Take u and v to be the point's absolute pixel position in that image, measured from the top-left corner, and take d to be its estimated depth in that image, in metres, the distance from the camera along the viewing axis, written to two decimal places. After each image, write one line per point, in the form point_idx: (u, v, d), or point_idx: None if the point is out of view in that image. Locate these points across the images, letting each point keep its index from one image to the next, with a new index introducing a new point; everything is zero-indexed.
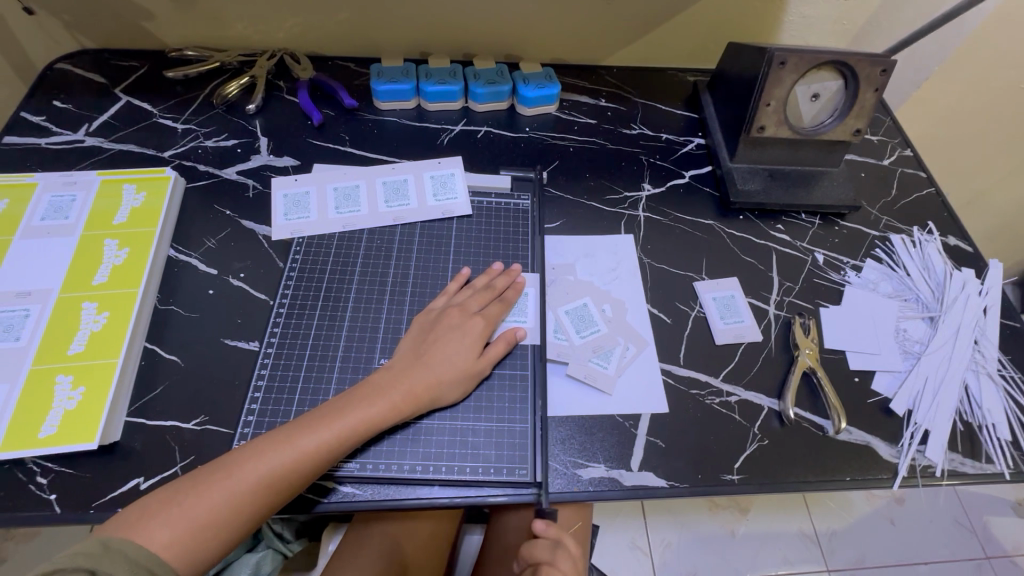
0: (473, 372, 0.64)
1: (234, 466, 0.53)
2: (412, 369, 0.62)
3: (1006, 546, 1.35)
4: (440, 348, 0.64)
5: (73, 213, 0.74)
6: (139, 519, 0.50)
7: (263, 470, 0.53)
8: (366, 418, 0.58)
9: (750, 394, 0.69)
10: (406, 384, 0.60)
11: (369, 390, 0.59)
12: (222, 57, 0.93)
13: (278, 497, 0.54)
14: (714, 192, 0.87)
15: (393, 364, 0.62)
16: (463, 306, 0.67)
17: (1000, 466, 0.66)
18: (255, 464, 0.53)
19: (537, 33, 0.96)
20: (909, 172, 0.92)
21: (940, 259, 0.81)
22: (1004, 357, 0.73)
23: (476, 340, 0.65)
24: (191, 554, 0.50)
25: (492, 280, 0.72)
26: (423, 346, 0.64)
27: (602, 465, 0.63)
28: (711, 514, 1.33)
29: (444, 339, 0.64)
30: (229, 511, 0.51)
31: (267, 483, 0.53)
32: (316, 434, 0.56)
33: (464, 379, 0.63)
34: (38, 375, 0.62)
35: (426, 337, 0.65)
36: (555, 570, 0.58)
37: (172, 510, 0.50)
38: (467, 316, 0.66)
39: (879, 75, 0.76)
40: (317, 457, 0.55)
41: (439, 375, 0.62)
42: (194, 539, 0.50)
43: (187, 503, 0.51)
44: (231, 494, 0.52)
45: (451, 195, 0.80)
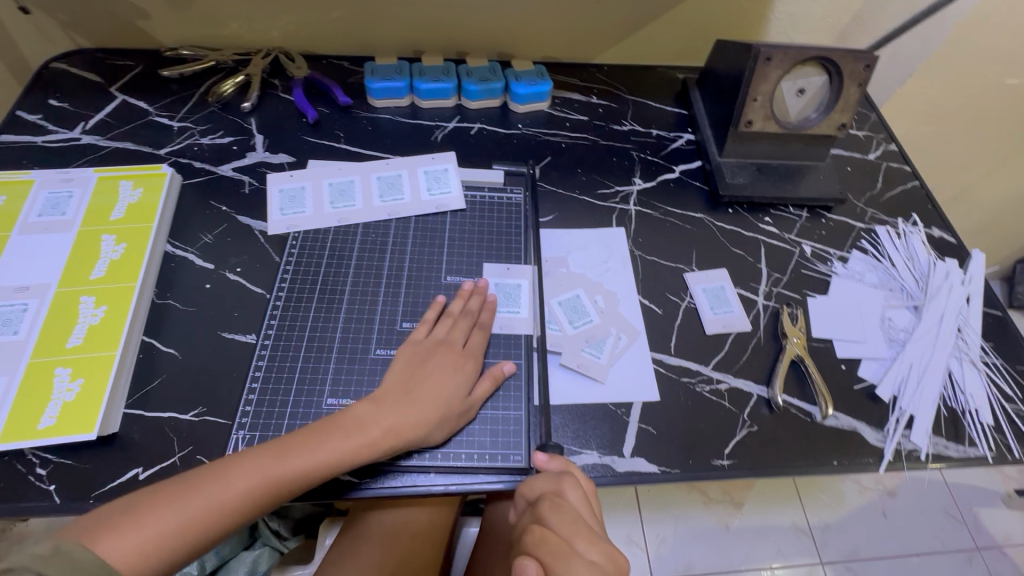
0: (459, 414, 0.62)
1: (200, 484, 0.51)
2: (397, 406, 0.59)
3: (996, 536, 1.37)
4: (430, 383, 0.61)
5: (70, 209, 0.75)
6: (94, 529, 0.47)
7: (229, 493, 0.51)
8: (341, 454, 0.55)
9: (739, 381, 0.70)
10: (389, 420, 0.58)
11: (350, 424, 0.57)
12: (217, 56, 0.94)
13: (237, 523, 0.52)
14: (704, 186, 0.88)
15: (378, 397, 0.60)
16: (451, 341, 0.65)
17: (983, 449, 0.67)
18: (222, 486, 0.52)
19: (529, 31, 0.97)
20: (894, 166, 0.94)
21: (924, 250, 0.83)
22: (986, 345, 0.75)
23: (466, 382, 0.63)
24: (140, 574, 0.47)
25: (466, 303, 0.70)
26: (411, 378, 0.62)
27: (594, 452, 0.64)
28: (706, 508, 1.35)
29: (435, 375, 0.62)
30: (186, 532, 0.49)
31: (230, 506, 0.51)
32: (286, 463, 0.54)
33: (449, 420, 0.61)
34: (37, 368, 0.62)
35: (414, 371, 0.62)
36: (560, 498, 0.52)
37: (130, 524, 0.48)
38: (457, 354, 0.65)
39: (862, 70, 0.78)
40: (284, 486, 0.53)
41: (427, 412, 0.60)
42: (145, 558, 0.47)
43: (144, 518, 0.48)
44: (192, 514, 0.50)
45: (444, 189, 0.82)
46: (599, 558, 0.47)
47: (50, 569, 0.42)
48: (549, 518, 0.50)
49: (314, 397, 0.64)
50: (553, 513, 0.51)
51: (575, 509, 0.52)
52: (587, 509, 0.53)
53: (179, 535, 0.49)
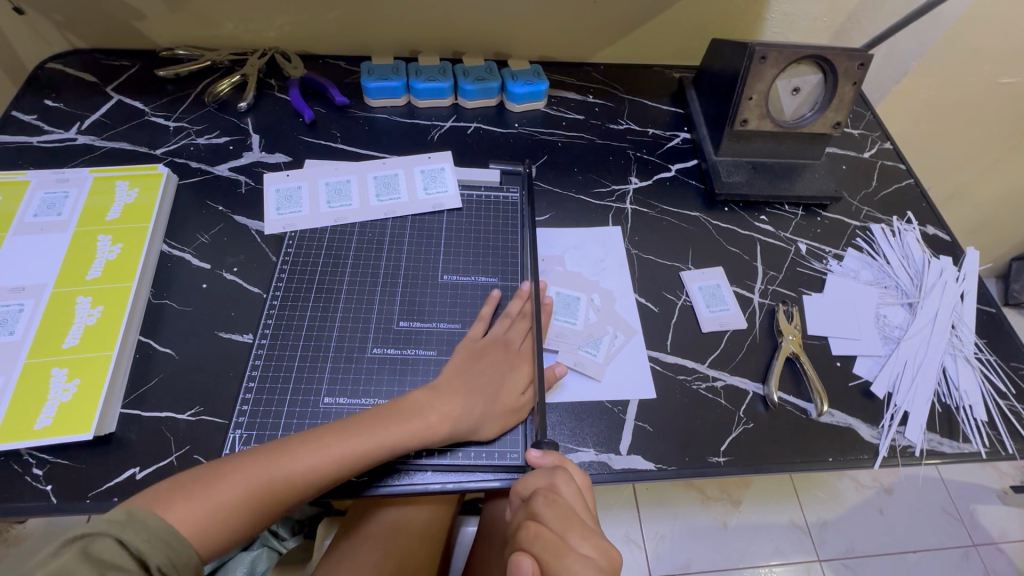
0: (511, 411, 0.64)
1: (266, 458, 0.54)
2: (453, 396, 0.61)
3: (992, 532, 1.38)
4: (485, 377, 0.64)
5: (66, 210, 0.75)
6: (165, 494, 0.51)
7: (291, 469, 0.54)
8: (398, 437, 0.57)
9: (735, 379, 0.70)
10: (447, 408, 0.60)
11: (410, 409, 0.59)
12: (213, 56, 0.94)
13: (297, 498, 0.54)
14: (701, 185, 0.88)
15: (437, 386, 0.62)
16: (508, 342, 0.68)
17: (977, 445, 0.68)
18: (286, 461, 0.54)
19: (525, 31, 0.97)
20: (889, 164, 0.94)
21: (919, 247, 0.83)
22: (980, 341, 0.76)
23: (522, 381, 0.66)
24: (205, 537, 0.50)
25: (524, 304, 0.71)
26: (468, 370, 0.64)
27: (591, 450, 0.64)
28: (704, 507, 1.35)
29: (490, 370, 0.65)
30: (247, 502, 0.52)
31: (290, 481, 0.54)
32: (345, 443, 0.56)
33: (501, 414, 0.63)
34: (33, 369, 0.62)
35: (471, 364, 0.65)
36: (554, 493, 0.52)
37: (198, 491, 0.51)
38: (512, 354, 0.67)
39: (856, 69, 0.78)
40: (341, 467, 0.55)
41: (483, 404, 0.62)
42: (209, 522, 0.51)
43: (212, 487, 0.52)
44: (255, 485, 0.53)
45: (440, 188, 0.82)
46: (593, 551, 0.48)
47: (125, 536, 0.47)
48: (543, 514, 0.50)
49: (311, 397, 0.64)
50: (547, 508, 0.51)
51: (570, 503, 0.52)
52: (581, 503, 0.53)
53: (240, 504, 0.52)
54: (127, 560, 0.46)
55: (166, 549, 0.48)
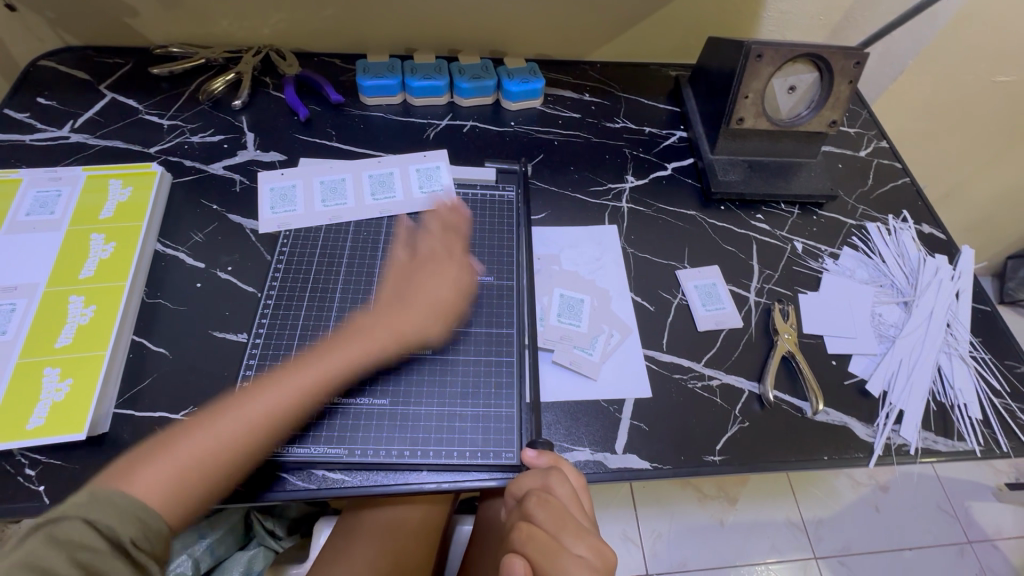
0: (451, 314, 0.69)
1: (226, 408, 0.55)
2: (391, 311, 0.67)
3: (987, 529, 1.38)
4: (420, 285, 0.69)
5: (58, 208, 0.74)
6: (128, 467, 0.48)
7: (253, 409, 0.56)
8: (349, 357, 0.62)
9: (730, 377, 0.70)
10: (389, 322, 0.66)
11: (353, 331, 0.65)
12: (207, 54, 0.94)
13: (268, 439, 0.56)
14: (697, 183, 0.88)
15: (376, 309, 0.67)
16: (438, 250, 0.72)
17: (971, 443, 0.68)
18: (245, 404, 0.56)
19: (521, 29, 0.97)
20: (885, 163, 0.95)
21: (914, 246, 0.83)
22: (975, 340, 0.76)
23: (457, 281, 0.70)
24: (182, 499, 0.48)
25: (448, 216, 0.77)
26: (403, 284, 0.69)
27: (586, 449, 0.64)
28: (700, 505, 1.35)
29: (424, 277, 0.70)
30: (218, 452, 0.52)
31: (258, 421, 0.55)
32: (298, 377, 0.59)
33: (441, 317, 0.68)
34: (25, 368, 0.62)
35: (405, 278, 0.70)
36: (548, 493, 0.52)
37: (162, 453, 0.50)
38: (445, 259, 0.72)
39: (852, 67, 0.78)
40: (302, 400, 0.58)
41: (423, 314, 0.67)
42: (182, 480, 0.49)
43: (177, 447, 0.51)
44: (224, 436, 0.53)
45: (435, 186, 0.81)
46: (586, 551, 0.48)
47: (95, 514, 0.42)
48: (537, 515, 0.50)
49: None
50: (541, 509, 0.51)
51: (564, 503, 0.52)
52: (575, 503, 0.53)
53: (213, 454, 0.52)
54: (99, 542, 0.41)
55: (140, 526, 0.43)
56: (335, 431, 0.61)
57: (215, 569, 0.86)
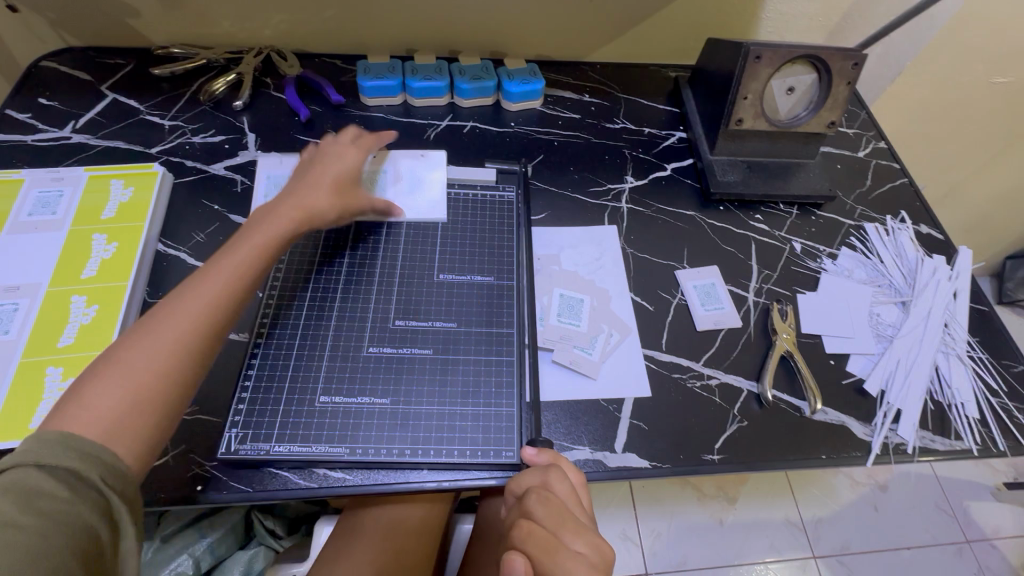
0: (359, 196, 0.73)
1: (152, 319, 0.52)
2: (294, 192, 0.66)
3: (985, 529, 1.39)
4: (327, 168, 0.71)
5: (60, 208, 0.74)
6: (67, 405, 0.46)
7: (189, 308, 0.53)
8: (270, 234, 0.62)
9: (730, 377, 0.71)
10: (295, 202, 0.65)
11: (259, 218, 0.63)
12: (208, 54, 0.94)
13: (218, 329, 0.54)
14: (696, 184, 0.89)
15: (276, 199, 0.66)
16: (338, 142, 0.75)
17: (968, 442, 0.68)
18: (175, 307, 0.53)
19: (521, 30, 0.98)
20: (883, 163, 0.95)
21: (912, 246, 0.83)
22: (973, 339, 0.76)
23: (360, 160, 0.73)
24: (142, 418, 0.47)
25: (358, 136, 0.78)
26: (304, 174, 0.70)
27: (586, 448, 0.64)
28: (699, 504, 1.36)
29: (327, 162, 0.71)
30: (171, 356, 0.50)
31: (201, 315, 0.53)
32: (217, 263, 0.57)
33: (351, 198, 0.71)
34: (27, 368, 0.62)
35: (308, 170, 0.70)
36: (547, 490, 0.53)
37: (100, 378, 0.48)
38: (344, 147, 0.74)
39: (850, 68, 0.78)
40: (235, 281, 0.56)
41: (323, 185, 0.68)
42: (139, 397, 0.48)
43: (110, 373, 0.48)
44: (170, 340, 0.51)
45: (432, 206, 0.80)
46: (585, 548, 0.48)
47: (48, 458, 0.41)
48: (536, 512, 0.50)
49: (307, 395, 0.63)
50: (540, 506, 0.51)
51: (562, 500, 0.52)
52: (574, 500, 0.53)
53: (167, 359, 0.50)
54: (54, 482, 0.40)
55: (98, 461, 0.43)
56: (337, 430, 0.61)
57: (214, 570, 0.86)
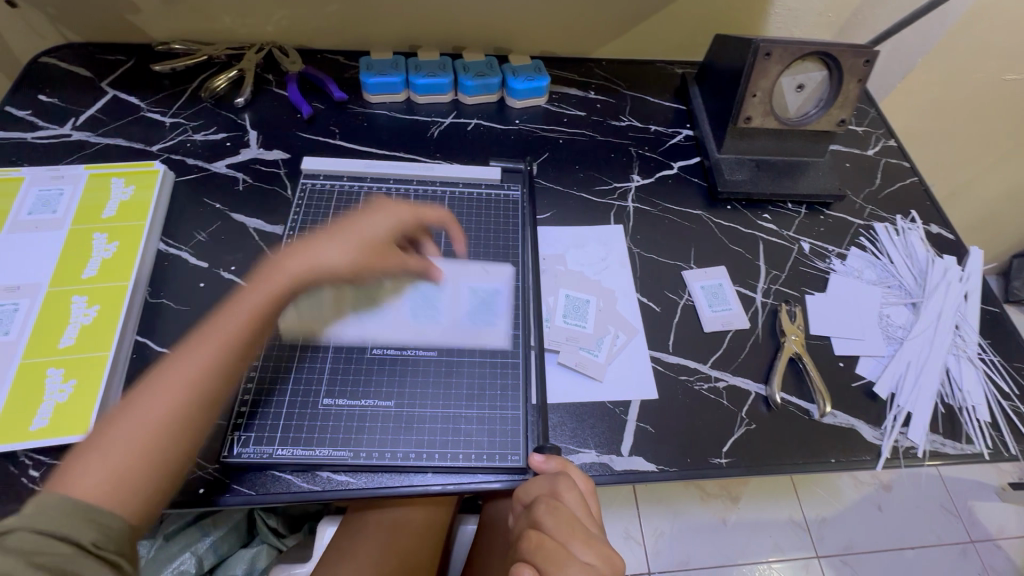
0: (383, 250, 0.67)
1: (145, 386, 0.52)
2: (317, 245, 0.64)
3: (990, 529, 1.38)
4: (356, 226, 0.66)
5: (60, 207, 0.74)
6: (64, 470, 0.46)
7: (180, 374, 0.53)
8: (273, 296, 0.60)
9: (737, 379, 0.70)
10: (310, 260, 0.62)
11: (269, 273, 0.61)
12: (210, 51, 0.93)
13: (211, 397, 0.53)
14: (703, 182, 0.88)
15: (295, 248, 0.64)
16: (385, 203, 0.69)
17: (980, 446, 0.67)
18: (167, 371, 0.53)
19: (526, 25, 0.96)
20: (892, 162, 0.94)
21: (923, 246, 0.82)
22: (984, 342, 0.75)
23: (392, 220, 0.68)
24: (125, 486, 0.47)
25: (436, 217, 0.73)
26: (339, 227, 0.66)
27: (592, 451, 0.63)
28: (702, 503, 1.35)
29: (359, 219, 0.67)
30: (159, 426, 0.50)
31: (189, 381, 0.53)
32: (218, 327, 0.57)
33: (374, 253, 0.66)
34: (28, 369, 0.61)
35: (342, 223, 0.67)
36: (557, 500, 0.52)
37: (93, 445, 0.48)
38: (387, 207, 0.69)
39: (862, 65, 0.77)
40: (230, 343, 0.56)
41: (335, 245, 0.64)
42: (122, 465, 0.47)
43: (102, 440, 0.48)
44: (160, 409, 0.51)
45: (487, 317, 0.70)
46: (594, 559, 0.48)
47: (44, 523, 0.41)
48: (546, 523, 0.50)
49: (310, 398, 0.63)
50: (549, 516, 0.50)
51: (572, 510, 0.51)
52: (584, 510, 0.52)
53: (156, 428, 0.50)
54: (55, 543, 0.41)
55: (94, 524, 0.43)
56: (341, 434, 0.61)
57: (217, 568, 0.85)
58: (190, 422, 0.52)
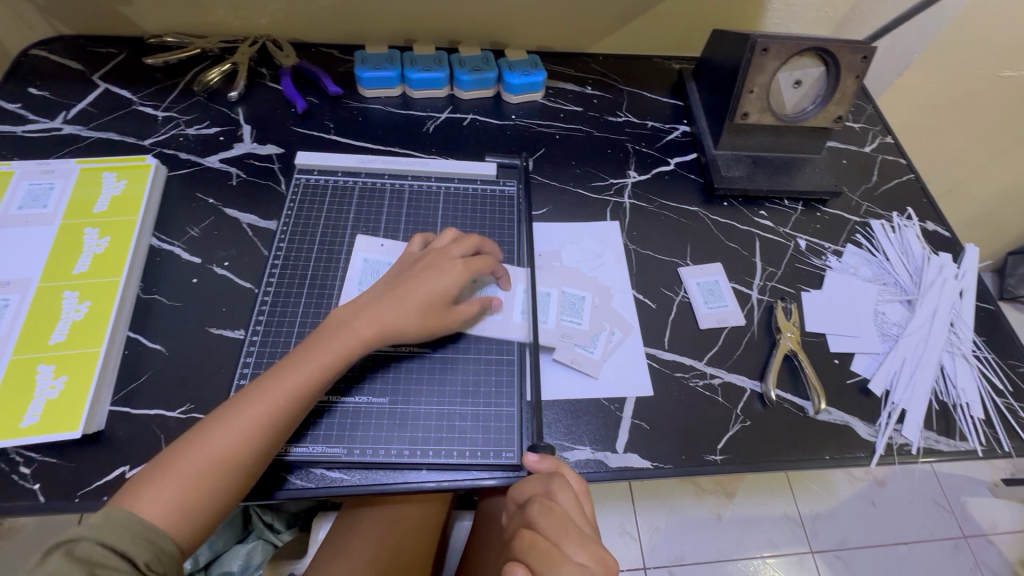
0: (442, 314, 0.63)
1: (214, 423, 0.53)
2: (389, 300, 0.61)
3: (982, 524, 1.39)
4: (414, 284, 0.62)
5: (51, 202, 0.73)
6: (131, 487, 0.50)
7: (243, 421, 0.53)
8: (338, 354, 0.58)
9: (732, 376, 0.70)
10: (376, 317, 0.60)
11: (338, 327, 0.60)
12: (202, 44, 0.92)
13: (269, 449, 0.54)
14: (699, 178, 0.87)
15: (363, 303, 0.62)
16: (445, 250, 0.66)
17: (973, 443, 0.67)
18: (233, 414, 0.53)
19: (522, 19, 0.96)
20: (889, 159, 0.93)
21: (918, 243, 0.82)
22: (979, 339, 0.75)
23: (459, 279, 0.63)
24: (181, 519, 0.49)
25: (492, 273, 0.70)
26: (398, 281, 0.63)
27: (587, 448, 0.63)
28: (698, 499, 1.36)
29: (421, 275, 0.63)
30: (217, 473, 0.51)
31: (251, 430, 0.53)
32: (285, 377, 0.56)
33: (433, 317, 0.62)
34: (18, 366, 0.61)
35: (411, 275, 0.63)
36: (551, 501, 0.52)
37: (161, 473, 0.50)
38: (447, 259, 0.65)
39: (859, 62, 0.77)
40: (294, 397, 0.55)
41: (409, 306, 0.61)
42: (181, 499, 0.49)
43: (168, 470, 0.50)
44: (219, 454, 0.51)
45: (490, 309, 0.69)
46: (587, 559, 0.47)
47: (109, 538, 0.46)
48: (540, 523, 0.50)
49: None
50: (543, 517, 0.50)
51: (566, 510, 0.51)
52: (578, 510, 0.52)
53: (214, 473, 0.51)
54: (115, 557, 0.45)
55: (149, 545, 0.47)
56: (334, 431, 0.60)
57: (212, 564, 0.84)
58: (245, 468, 0.52)
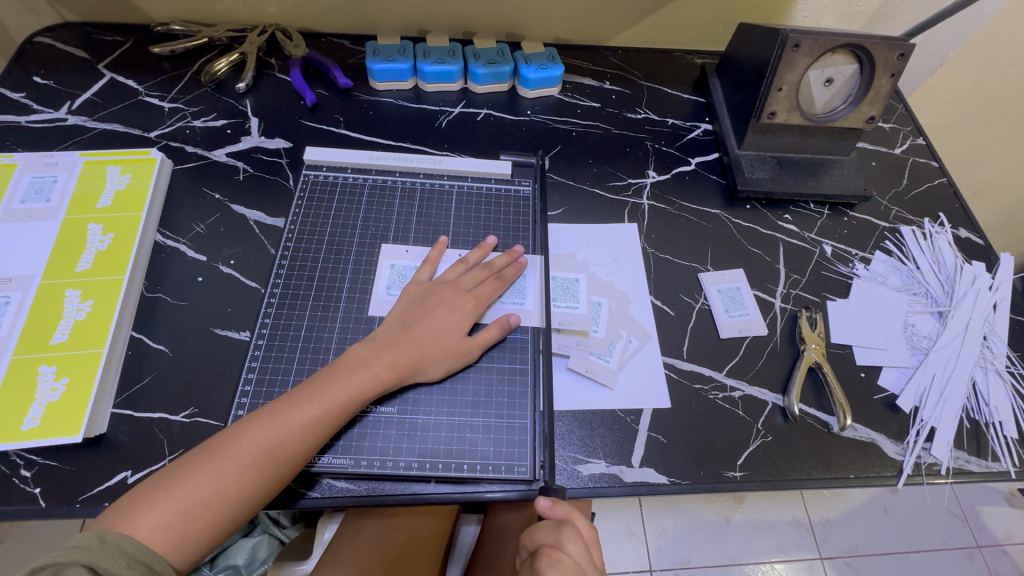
0: (457, 351, 0.62)
1: (221, 448, 0.52)
2: (406, 339, 0.60)
3: (997, 534, 1.35)
4: (427, 322, 0.62)
5: (54, 196, 0.71)
6: (131, 505, 0.49)
7: (250, 450, 0.52)
8: (353, 391, 0.56)
9: (753, 389, 0.67)
10: (391, 355, 0.59)
11: (352, 363, 0.58)
12: (210, 32, 0.89)
13: (275, 480, 0.53)
14: (722, 180, 0.84)
15: (378, 339, 0.60)
16: (456, 283, 0.66)
17: (1006, 464, 0.64)
18: (242, 444, 0.52)
19: (540, 11, 0.92)
20: (921, 161, 0.90)
21: (951, 252, 0.79)
22: (1014, 354, 0.72)
23: (464, 317, 0.63)
24: (181, 544, 0.49)
25: (511, 262, 0.70)
26: (410, 318, 0.63)
27: (602, 461, 0.61)
28: (707, 503, 1.33)
29: (433, 313, 0.63)
30: (220, 501, 0.50)
31: (257, 462, 0.52)
32: (298, 409, 0.54)
33: (448, 354, 0.61)
34: (20, 366, 0.59)
35: (421, 308, 0.63)
36: (559, 552, 0.51)
37: (162, 495, 0.49)
38: (459, 294, 0.65)
39: (896, 60, 0.73)
40: (306, 432, 0.54)
41: (425, 347, 0.61)
42: (182, 524, 0.49)
43: (170, 492, 0.50)
44: (224, 483, 0.51)
45: (517, 298, 0.69)
46: None
47: (98, 561, 0.45)
48: None
49: None
50: (551, 570, 0.49)
51: (575, 561, 0.51)
52: (586, 561, 0.52)
53: (217, 500, 0.50)
54: None
55: (144, 570, 0.47)
56: (341, 440, 0.58)
57: (216, 558, 0.81)
58: (248, 497, 0.51)
